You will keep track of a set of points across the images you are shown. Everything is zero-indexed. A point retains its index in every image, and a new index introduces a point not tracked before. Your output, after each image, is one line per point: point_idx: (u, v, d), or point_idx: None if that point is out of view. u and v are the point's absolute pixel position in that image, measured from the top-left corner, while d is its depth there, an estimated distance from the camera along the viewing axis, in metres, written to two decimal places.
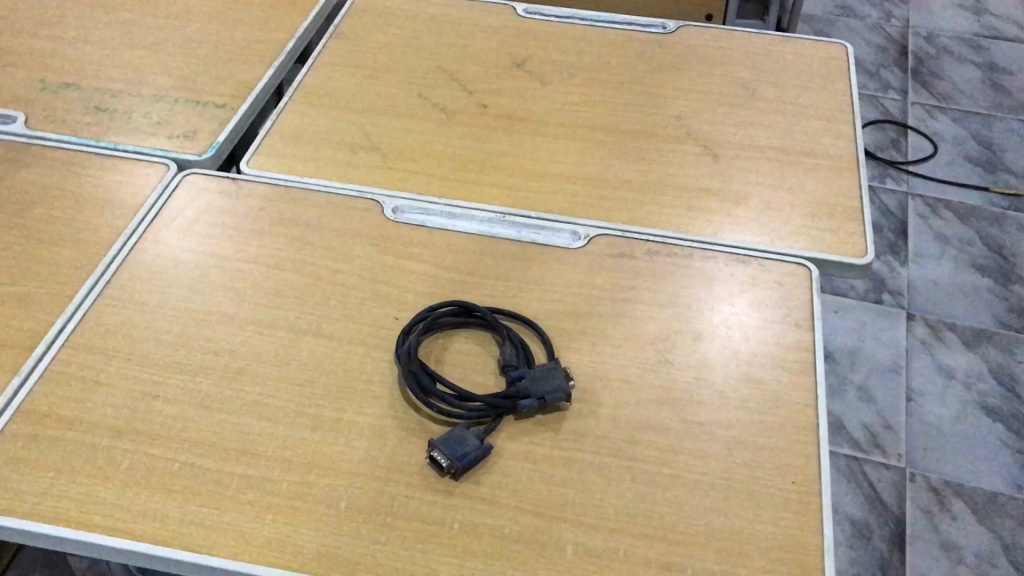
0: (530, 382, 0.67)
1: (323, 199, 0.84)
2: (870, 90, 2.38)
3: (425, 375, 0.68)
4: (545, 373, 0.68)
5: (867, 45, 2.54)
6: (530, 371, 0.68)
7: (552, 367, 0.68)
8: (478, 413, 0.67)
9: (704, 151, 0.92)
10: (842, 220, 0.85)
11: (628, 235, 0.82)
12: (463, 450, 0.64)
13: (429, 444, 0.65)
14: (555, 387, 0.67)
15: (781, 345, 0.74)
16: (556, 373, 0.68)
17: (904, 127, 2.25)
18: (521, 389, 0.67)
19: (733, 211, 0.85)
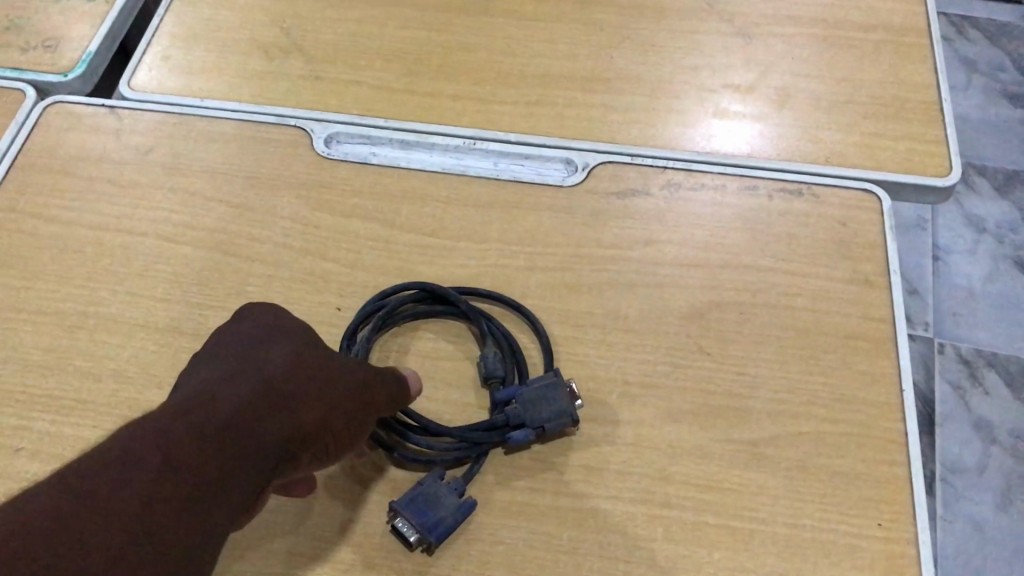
0: (522, 406, 0.50)
1: (232, 131, 0.63)
2: None
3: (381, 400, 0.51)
4: (543, 392, 0.51)
5: None
6: (523, 391, 0.51)
7: (554, 382, 0.51)
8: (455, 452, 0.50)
9: (732, 30, 0.70)
10: (918, 122, 0.64)
11: (641, 161, 0.62)
12: (438, 515, 0.47)
13: (391, 509, 0.48)
14: (559, 411, 0.50)
15: (848, 316, 0.56)
16: (559, 391, 0.51)
17: None
18: (512, 417, 0.50)
19: (774, 116, 0.65)
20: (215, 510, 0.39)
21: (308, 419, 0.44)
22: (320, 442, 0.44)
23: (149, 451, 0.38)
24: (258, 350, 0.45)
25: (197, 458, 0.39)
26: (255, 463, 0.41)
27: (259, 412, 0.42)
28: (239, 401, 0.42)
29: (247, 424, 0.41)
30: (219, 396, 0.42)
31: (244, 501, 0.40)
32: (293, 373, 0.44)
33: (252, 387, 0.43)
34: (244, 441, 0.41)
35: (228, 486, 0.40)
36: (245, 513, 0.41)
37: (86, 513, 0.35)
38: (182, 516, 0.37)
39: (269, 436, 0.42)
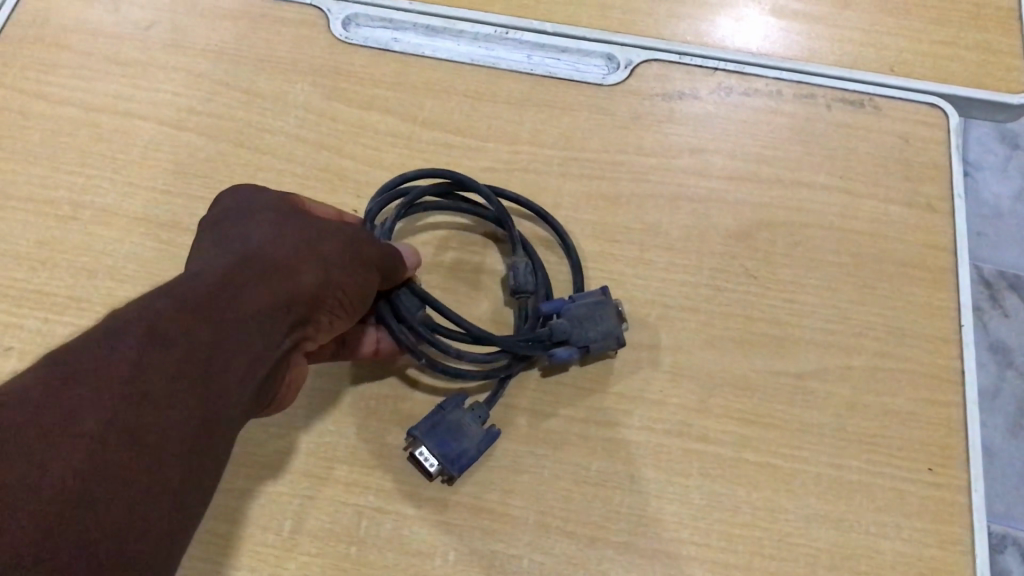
0: (570, 323, 0.45)
1: (240, 7, 0.58)
2: None
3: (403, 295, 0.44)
4: (592, 309, 0.46)
5: None
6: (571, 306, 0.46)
7: (601, 300, 0.46)
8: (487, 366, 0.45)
9: None
10: (993, 31, 0.59)
11: (689, 61, 0.57)
12: (461, 447, 0.43)
13: (409, 436, 0.43)
14: (607, 333, 0.46)
15: (905, 242, 0.51)
16: (607, 310, 0.46)
17: None
18: (559, 332, 0.45)
19: (837, 16, 0.59)
20: (233, 373, 0.34)
21: (306, 284, 0.38)
22: (327, 307, 0.40)
23: (136, 322, 0.32)
24: (244, 225, 0.40)
25: (183, 333, 0.33)
26: (266, 331, 0.36)
27: (256, 275, 0.37)
28: (229, 270, 0.36)
29: (252, 284, 0.36)
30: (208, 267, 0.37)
31: (253, 372, 0.35)
32: (293, 239, 0.39)
33: (243, 254, 0.37)
34: (244, 304, 0.36)
35: (230, 352, 0.34)
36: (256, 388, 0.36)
37: (72, 402, 0.29)
38: (179, 398, 0.31)
39: (269, 299, 0.37)
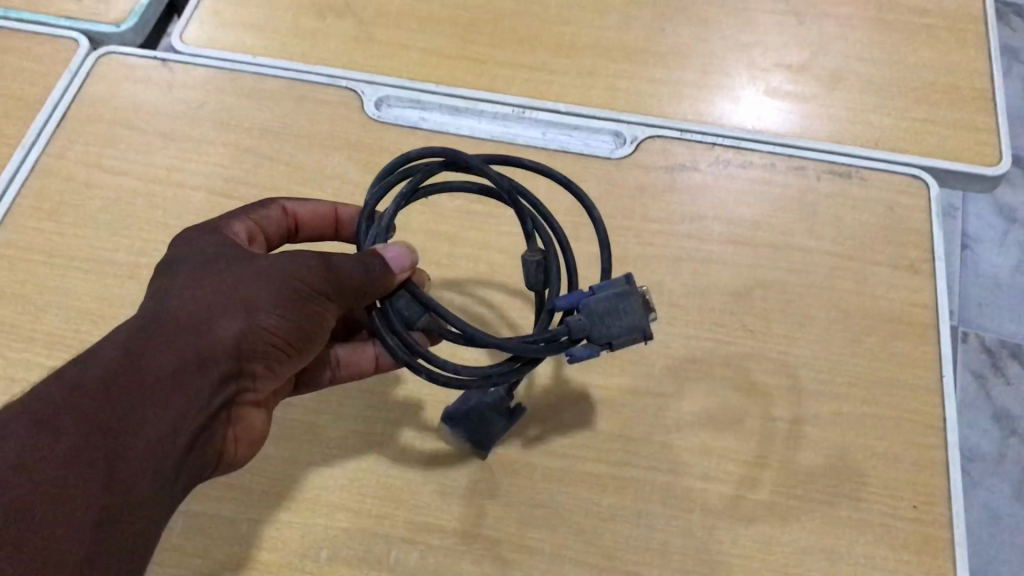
0: (588, 320, 0.39)
1: (284, 89, 0.64)
2: None
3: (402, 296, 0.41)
4: (613, 303, 0.40)
5: None
6: (588, 300, 0.40)
7: (626, 292, 0.40)
8: (497, 372, 0.41)
9: (785, 8, 0.70)
10: (969, 110, 0.64)
11: (689, 136, 0.62)
12: (489, 434, 0.50)
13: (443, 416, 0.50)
14: (633, 327, 0.40)
15: (890, 299, 0.56)
16: (632, 302, 0.40)
17: None
18: (576, 331, 0.39)
19: (826, 97, 0.65)
20: (138, 440, 0.37)
21: (219, 334, 0.40)
22: (254, 353, 0.41)
23: (26, 413, 0.35)
24: (168, 279, 0.42)
25: (73, 417, 0.36)
26: (173, 393, 0.38)
27: (163, 337, 0.39)
28: (133, 336, 0.39)
29: (165, 346, 0.39)
30: (117, 334, 0.39)
31: (162, 434, 0.38)
32: (218, 288, 0.41)
33: (153, 316, 0.40)
34: (144, 371, 0.38)
35: (130, 423, 0.37)
36: (175, 446, 0.38)
37: None
38: (68, 482, 0.35)
39: (175, 358, 0.39)
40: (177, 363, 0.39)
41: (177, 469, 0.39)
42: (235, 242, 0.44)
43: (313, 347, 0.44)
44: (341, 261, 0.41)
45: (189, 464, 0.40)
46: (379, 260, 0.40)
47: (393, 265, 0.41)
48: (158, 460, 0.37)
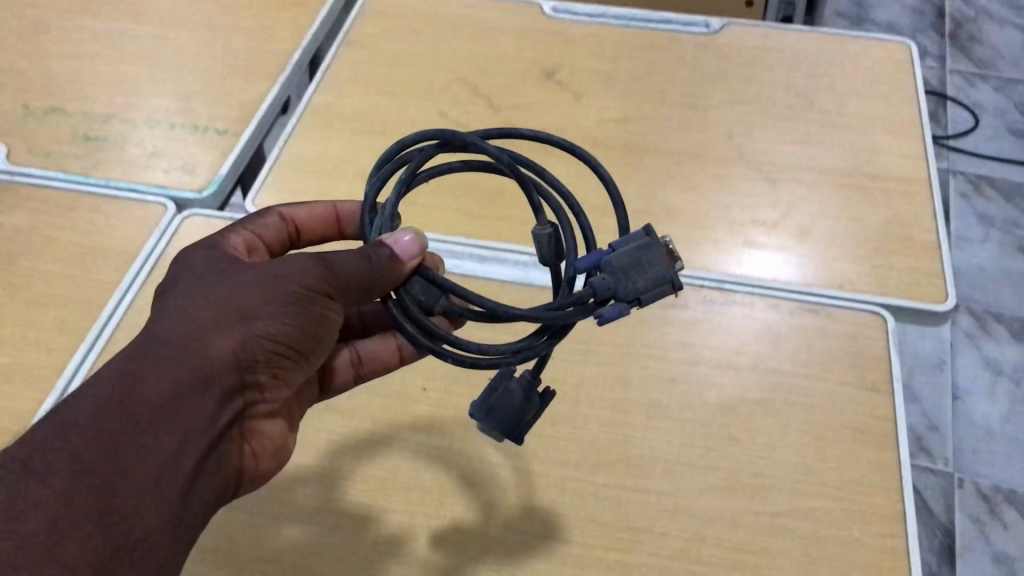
0: (612, 278, 0.45)
1: None
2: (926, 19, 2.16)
3: (417, 283, 0.48)
4: (635, 257, 0.45)
5: None
6: (614, 256, 0.45)
7: (649, 241, 0.46)
8: (524, 348, 0.47)
9: (758, 175, 0.83)
10: (919, 257, 0.76)
11: (680, 280, 0.74)
12: (518, 427, 0.51)
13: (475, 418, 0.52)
14: (663, 275, 0.45)
15: (855, 412, 0.65)
16: (658, 250, 0.46)
17: (973, 76, 2.00)
18: (600, 289, 0.45)
19: (796, 249, 0.77)
20: (152, 452, 0.44)
21: (217, 354, 0.47)
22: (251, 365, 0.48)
23: (49, 438, 0.42)
24: (167, 303, 0.48)
25: (89, 439, 0.42)
26: (177, 410, 0.45)
27: (165, 359, 0.45)
28: (138, 361, 0.45)
29: (168, 367, 0.45)
30: (123, 358, 0.45)
31: (171, 447, 0.45)
32: (216, 307, 0.48)
33: (156, 340, 0.46)
34: (149, 392, 0.44)
35: (142, 440, 0.44)
36: (184, 454, 0.45)
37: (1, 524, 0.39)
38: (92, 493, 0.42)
39: (178, 378, 0.45)
40: (181, 382, 0.45)
41: (189, 472, 0.46)
42: (227, 262, 0.51)
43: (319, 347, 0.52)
44: (344, 264, 0.49)
45: (201, 465, 0.47)
46: (391, 250, 0.47)
47: (403, 254, 0.48)
48: (170, 468, 0.44)
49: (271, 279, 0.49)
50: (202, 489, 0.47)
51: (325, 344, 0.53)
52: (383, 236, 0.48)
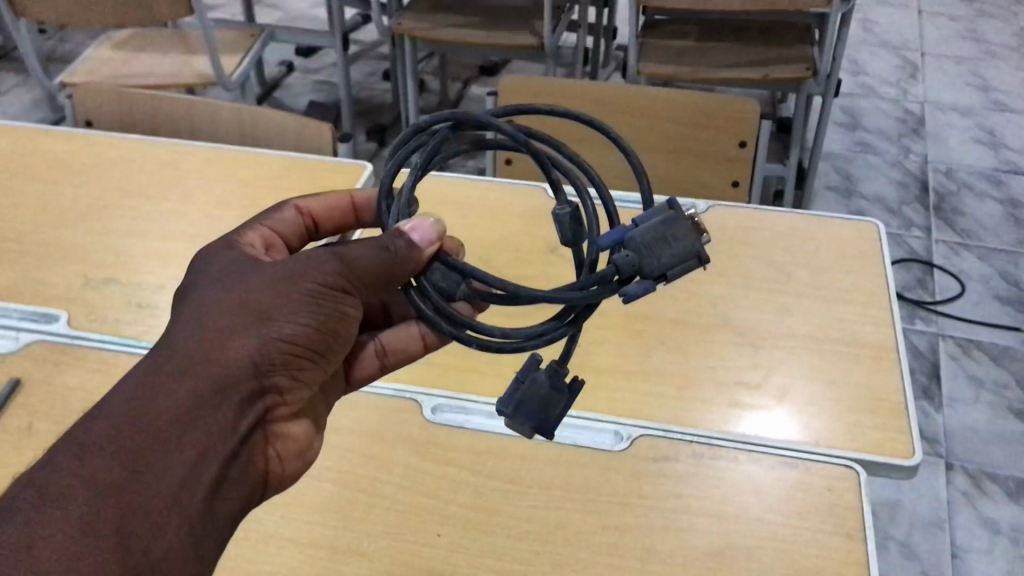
0: (635, 254, 0.50)
1: (364, 400, 0.85)
2: (911, 192, 2.30)
3: (437, 271, 0.58)
4: (659, 232, 0.50)
5: (906, 153, 2.46)
6: (637, 233, 0.51)
7: (672, 215, 0.51)
8: (548, 331, 0.55)
9: (742, 340, 0.92)
10: (888, 416, 0.84)
11: (671, 434, 0.82)
12: (549, 417, 0.59)
13: (504, 411, 0.59)
14: (687, 251, 0.51)
15: (830, 556, 0.72)
16: (682, 225, 0.51)
17: (958, 246, 2.11)
18: (624, 266, 0.50)
19: (776, 407, 0.85)
20: (183, 438, 0.51)
21: (236, 354, 0.55)
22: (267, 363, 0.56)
23: (95, 424, 0.49)
24: (190, 305, 0.56)
25: (129, 424, 0.49)
26: (203, 402, 0.53)
27: (190, 359, 0.53)
28: (169, 360, 0.53)
29: (195, 367, 0.53)
30: (155, 357, 0.53)
31: (198, 436, 0.52)
32: (237, 309, 0.56)
33: (183, 341, 0.54)
34: (177, 386, 0.52)
35: (174, 426, 0.51)
36: (209, 444, 0.53)
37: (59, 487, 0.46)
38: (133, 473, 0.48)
39: (203, 374, 0.53)
40: (206, 379, 0.53)
41: (215, 460, 0.53)
42: (242, 265, 0.59)
43: (332, 345, 0.60)
44: (362, 258, 0.57)
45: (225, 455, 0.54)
46: (408, 240, 0.56)
47: (420, 243, 0.57)
48: (198, 453, 0.52)
49: (290, 279, 0.57)
50: (227, 477, 0.55)
51: (338, 339, 0.61)
52: (398, 225, 0.57)
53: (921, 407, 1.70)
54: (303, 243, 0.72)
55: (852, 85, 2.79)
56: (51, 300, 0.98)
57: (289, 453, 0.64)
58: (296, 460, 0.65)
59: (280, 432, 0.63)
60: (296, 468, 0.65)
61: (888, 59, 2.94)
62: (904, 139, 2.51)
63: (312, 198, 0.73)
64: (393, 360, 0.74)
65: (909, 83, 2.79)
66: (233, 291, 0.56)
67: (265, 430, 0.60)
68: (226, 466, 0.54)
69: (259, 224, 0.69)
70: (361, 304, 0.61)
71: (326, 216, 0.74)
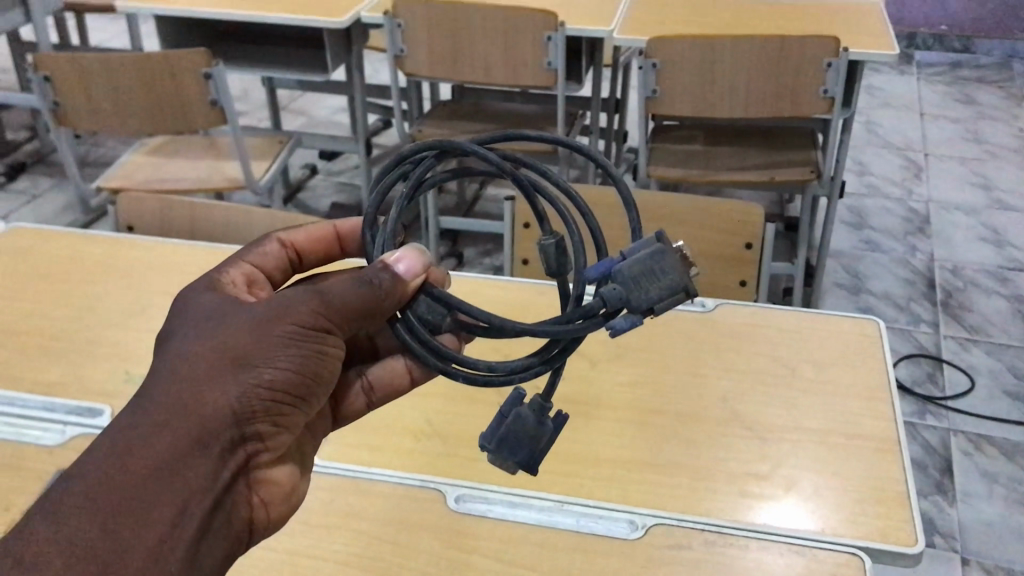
0: (624, 290, 0.56)
1: (391, 489, 0.90)
2: (918, 288, 2.35)
3: (422, 303, 0.61)
4: (644, 268, 0.56)
5: (912, 250, 2.52)
6: (627, 266, 0.56)
7: (660, 249, 0.56)
8: (529, 364, 0.59)
9: (750, 433, 0.96)
10: (891, 505, 0.87)
11: (684, 523, 0.86)
12: (535, 451, 0.64)
13: (495, 449, 0.65)
14: (675, 284, 0.56)
15: None
16: (669, 257, 0.56)
17: (966, 341, 2.15)
18: (610, 299, 0.56)
19: (784, 497, 0.89)
20: (162, 489, 0.55)
21: (216, 400, 0.58)
22: (249, 407, 0.60)
23: (77, 481, 0.53)
24: (174, 351, 0.60)
25: (109, 479, 0.54)
26: (184, 451, 0.57)
27: (170, 410, 0.57)
28: (150, 413, 0.57)
29: (175, 417, 0.57)
30: (137, 409, 0.57)
31: (178, 485, 0.56)
32: (218, 354, 0.59)
33: (164, 392, 0.58)
34: (157, 437, 0.56)
35: (153, 478, 0.55)
36: (190, 491, 0.57)
37: (42, 543, 0.50)
38: (113, 525, 0.53)
39: (183, 425, 0.57)
40: (187, 429, 0.57)
41: (196, 506, 0.57)
42: (223, 307, 0.63)
43: (311, 388, 0.64)
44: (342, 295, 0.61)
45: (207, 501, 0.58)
46: (393, 273, 0.60)
47: (404, 276, 0.60)
48: (178, 502, 0.56)
49: (269, 323, 0.61)
50: (210, 522, 0.59)
51: (320, 378, 0.64)
52: (383, 256, 0.60)
53: (935, 501, 1.72)
54: (286, 275, 0.79)
55: (858, 185, 2.88)
56: (94, 395, 1.04)
57: (272, 497, 0.68)
58: (278, 504, 0.69)
59: (264, 478, 0.67)
60: (279, 511, 0.69)
61: (892, 160, 3.03)
62: (910, 237, 2.58)
63: (296, 230, 0.80)
64: (378, 398, 0.80)
65: (913, 183, 2.88)
66: (212, 337, 0.60)
67: (248, 475, 0.64)
68: (209, 516, 0.59)
69: (241, 260, 0.75)
70: (341, 343, 0.64)
71: (309, 247, 0.80)
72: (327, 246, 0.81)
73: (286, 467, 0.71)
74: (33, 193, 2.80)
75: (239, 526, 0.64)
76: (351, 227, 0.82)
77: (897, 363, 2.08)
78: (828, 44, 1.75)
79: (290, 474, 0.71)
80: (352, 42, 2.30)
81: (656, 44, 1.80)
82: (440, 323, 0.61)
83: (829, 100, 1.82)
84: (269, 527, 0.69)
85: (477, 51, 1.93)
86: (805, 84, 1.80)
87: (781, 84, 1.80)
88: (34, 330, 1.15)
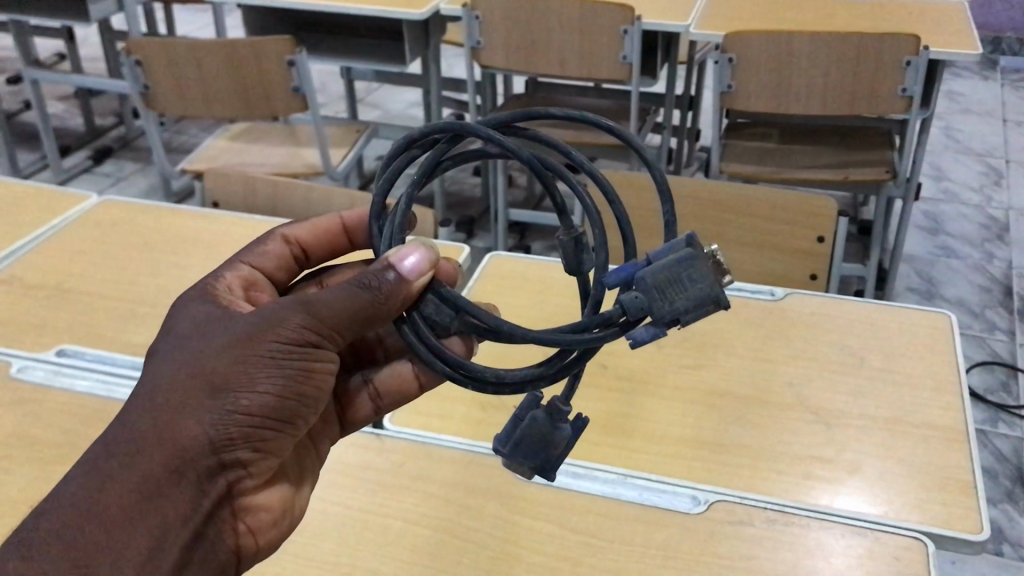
0: (649, 298, 0.54)
1: (458, 454, 0.92)
2: (993, 296, 2.30)
3: (429, 304, 0.60)
4: (672, 276, 0.54)
5: (989, 257, 2.47)
6: (651, 273, 0.54)
7: (690, 255, 0.55)
8: (542, 374, 0.58)
9: (814, 418, 0.97)
10: (957, 492, 0.87)
11: (746, 501, 0.87)
12: (550, 455, 0.64)
13: (514, 453, 0.64)
14: (704, 294, 0.54)
15: None
16: (699, 265, 0.55)
17: None
18: (636, 309, 0.54)
19: (848, 481, 0.89)
20: (133, 527, 0.56)
21: (192, 428, 0.59)
22: (230, 433, 0.60)
23: (50, 519, 0.55)
24: (154, 378, 0.60)
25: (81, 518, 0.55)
26: (156, 487, 0.58)
27: (144, 444, 0.58)
28: (122, 449, 0.58)
29: (150, 449, 0.58)
30: (114, 443, 0.58)
31: (150, 519, 0.57)
32: (196, 381, 0.59)
33: (139, 425, 0.59)
34: (128, 474, 0.57)
35: (123, 515, 0.56)
36: (163, 526, 0.58)
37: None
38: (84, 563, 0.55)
39: (156, 457, 0.58)
40: (160, 462, 0.58)
41: (172, 539, 0.58)
42: (209, 324, 0.63)
43: (300, 409, 0.63)
44: (334, 306, 0.60)
45: (184, 532, 0.59)
46: (399, 271, 0.59)
47: (409, 275, 0.59)
48: (151, 539, 0.57)
49: (250, 345, 0.60)
50: (191, 554, 0.61)
51: (313, 398, 0.64)
52: (388, 255, 0.59)
53: (1006, 510, 1.69)
54: (289, 272, 0.81)
55: (934, 190, 2.83)
56: None
57: (264, 524, 0.69)
58: (270, 529, 0.69)
59: (251, 506, 0.67)
60: (271, 537, 0.69)
61: (972, 166, 2.97)
62: (987, 244, 2.53)
63: (298, 224, 0.81)
64: (386, 403, 0.81)
65: (993, 189, 2.82)
66: (192, 362, 0.60)
67: (232, 504, 0.65)
68: (187, 548, 0.60)
69: (238, 262, 0.76)
70: (334, 357, 0.63)
71: (313, 240, 0.82)
72: (332, 239, 0.82)
73: (279, 489, 0.72)
74: (117, 176, 2.91)
75: (222, 555, 0.65)
76: (357, 217, 0.83)
77: (969, 370, 2.04)
78: (908, 41, 1.72)
79: (282, 498, 0.71)
80: (430, 34, 2.33)
81: (731, 38, 1.80)
82: (448, 323, 0.60)
83: (908, 99, 1.79)
84: (260, 552, 0.69)
85: (552, 44, 1.96)
86: (883, 82, 1.77)
87: (858, 82, 1.78)
88: (124, 295, 1.20)
